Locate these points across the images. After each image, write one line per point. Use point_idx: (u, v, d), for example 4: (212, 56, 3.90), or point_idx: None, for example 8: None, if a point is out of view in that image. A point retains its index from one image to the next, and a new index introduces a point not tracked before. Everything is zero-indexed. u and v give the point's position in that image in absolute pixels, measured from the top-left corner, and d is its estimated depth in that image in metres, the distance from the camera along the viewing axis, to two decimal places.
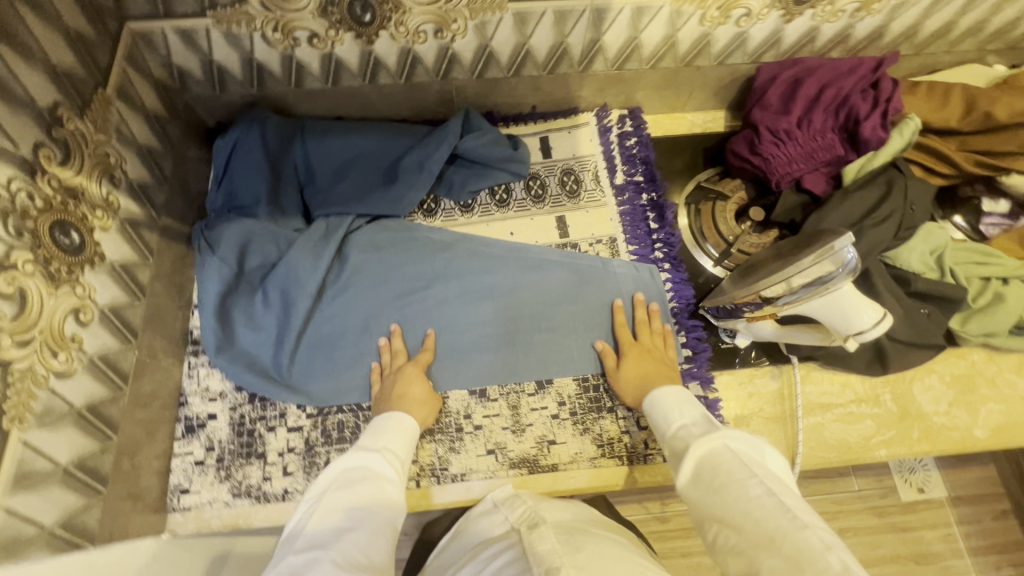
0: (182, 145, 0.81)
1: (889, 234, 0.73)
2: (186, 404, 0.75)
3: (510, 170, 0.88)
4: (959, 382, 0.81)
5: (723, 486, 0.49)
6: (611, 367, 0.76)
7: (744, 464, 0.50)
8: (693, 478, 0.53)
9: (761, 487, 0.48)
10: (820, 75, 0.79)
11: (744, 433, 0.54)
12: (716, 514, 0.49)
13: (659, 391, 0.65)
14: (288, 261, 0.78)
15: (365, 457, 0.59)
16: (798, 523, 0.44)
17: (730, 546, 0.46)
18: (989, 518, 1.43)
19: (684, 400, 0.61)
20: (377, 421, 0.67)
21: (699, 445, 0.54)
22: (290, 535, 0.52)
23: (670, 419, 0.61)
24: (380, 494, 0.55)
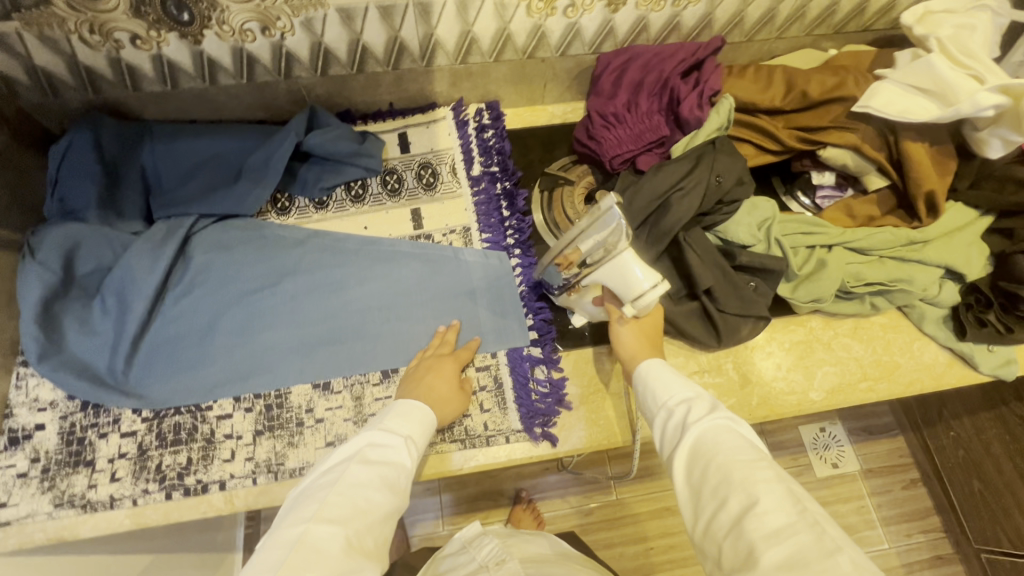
0: (13, 152, 0.80)
1: (695, 205, 0.76)
2: (11, 415, 0.73)
3: (362, 165, 0.89)
4: (797, 347, 0.84)
5: (726, 466, 0.51)
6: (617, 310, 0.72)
7: (748, 449, 0.53)
8: (691, 451, 0.55)
9: (771, 473, 0.50)
10: (644, 60, 0.82)
11: (744, 423, 0.57)
12: (712, 485, 0.51)
13: (654, 362, 0.67)
14: (122, 264, 0.77)
15: (391, 440, 0.61)
16: (800, 513, 0.46)
17: (727, 533, 0.48)
18: (899, 488, 1.47)
19: (679, 376, 0.64)
20: (397, 403, 0.68)
21: (703, 426, 0.56)
22: (297, 506, 0.53)
23: (664, 395, 0.63)
24: (396, 481, 0.57)
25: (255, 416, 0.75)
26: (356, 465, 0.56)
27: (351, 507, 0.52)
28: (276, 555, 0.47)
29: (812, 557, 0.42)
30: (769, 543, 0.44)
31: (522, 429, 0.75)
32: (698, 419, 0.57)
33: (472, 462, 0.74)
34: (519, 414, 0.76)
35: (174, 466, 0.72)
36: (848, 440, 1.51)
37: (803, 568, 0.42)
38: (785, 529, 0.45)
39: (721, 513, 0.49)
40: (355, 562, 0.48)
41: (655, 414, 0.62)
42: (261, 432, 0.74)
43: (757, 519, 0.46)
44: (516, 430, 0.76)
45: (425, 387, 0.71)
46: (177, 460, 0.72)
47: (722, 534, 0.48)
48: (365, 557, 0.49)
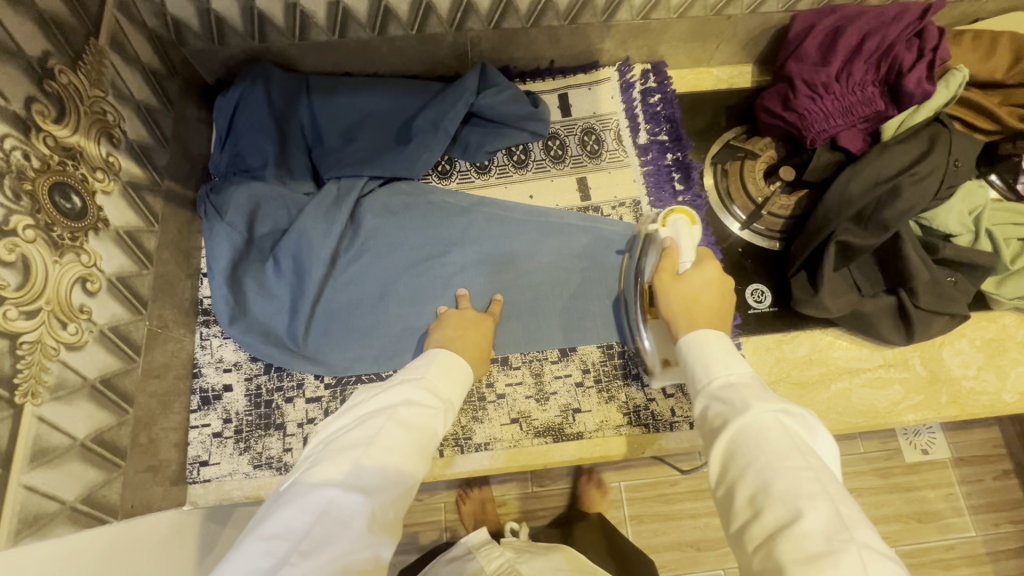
0: (180, 103, 0.76)
1: (930, 193, 0.68)
2: (200, 375, 0.73)
3: (529, 130, 0.84)
4: (989, 345, 0.79)
5: (767, 471, 0.44)
6: (663, 272, 0.67)
7: (796, 452, 0.44)
8: (729, 444, 0.47)
9: (816, 486, 0.42)
10: (863, 23, 0.73)
11: (799, 412, 0.48)
12: (748, 489, 0.44)
13: (704, 336, 0.57)
14: (298, 227, 0.75)
15: (431, 399, 0.57)
16: (845, 540, 0.39)
17: (757, 547, 0.42)
18: (990, 478, 1.39)
19: (730, 355, 0.54)
20: (439, 354, 0.64)
21: (755, 417, 0.47)
22: (322, 459, 0.49)
23: (713, 370, 0.53)
24: (428, 449, 0.53)
25: None
26: (392, 429, 0.51)
27: (382, 476, 0.48)
28: (295, 522, 0.44)
29: None
30: (810, 567, 0.38)
31: None
32: (746, 405, 0.48)
33: (657, 446, 0.72)
34: None
35: None
36: (941, 427, 1.41)
37: None
38: (826, 555, 0.38)
39: (754, 523, 0.43)
40: (375, 536, 0.45)
41: (698, 394, 0.53)
42: None
43: (794, 537, 0.40)
44: None
45: (465, 343, 0.69)
46: None
47: (752, 544, 0.42)
48: (386, 533, 0.47)
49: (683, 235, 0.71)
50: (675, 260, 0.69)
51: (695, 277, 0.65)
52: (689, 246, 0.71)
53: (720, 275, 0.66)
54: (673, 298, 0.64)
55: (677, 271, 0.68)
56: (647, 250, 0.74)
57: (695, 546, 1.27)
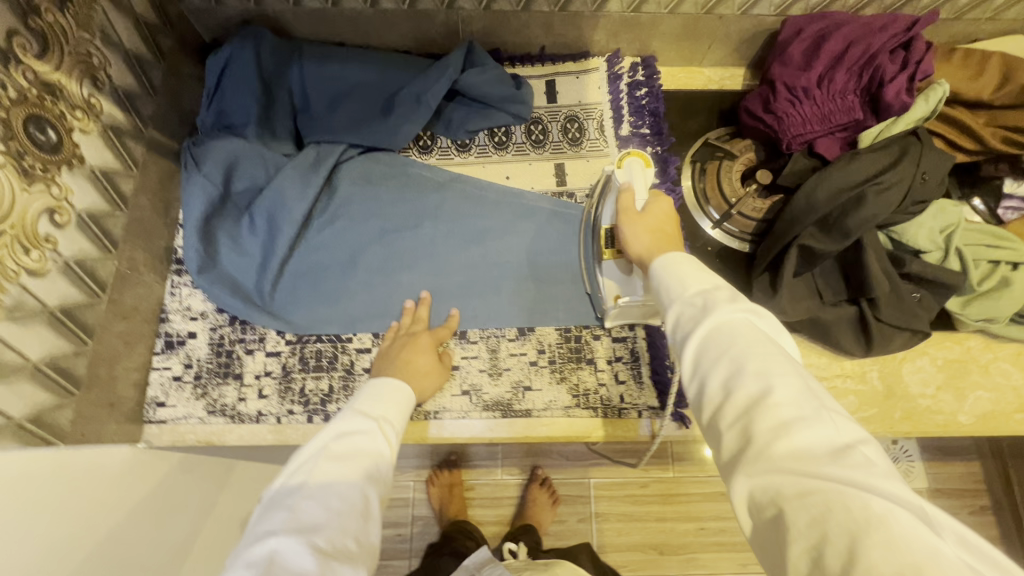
0: (174, 57, 0.78)
1: (894, 202, 0.68)
2: (166, 320, 0.75)
3: (511, 112, 0.85)
4: (950, 366, 0.78)
5: (743, 357, 0.42)
6: (625, 213, 0.67)
7: (767, 342, 0.43)
8: (703, 339, 0.45)
9: (788, 365, 0.41)
10: (848, 30, 0.74)
11: (767, 315, 0.46)
12: (720, 376, 0.42)
13: (671, 260, 0.54)
14: (274, 186, 0.77)
15: (368, 425, 0.56)
16: (817, 409, 0.38)
17: (730, 421, 0.40)
18: (966, 513, 1.33)
19: (699, 269, 0.52)
20: (375, 383, 0.63)
21: (727, 313, 0.45)
22: (263, 517, 0.47)
23: (682, 284, 0.51)
24: (374, 470, 0.52)
25: None
26: (325, 463, 0.50)
27: (325, 510, 0.46)
28: None
29: (824, 453, 0.36)
30: (790, 432, 0.37)
31: (657, 408, 0.73)
32: (718, 304, 0.46)
33: (602, 430, 0.73)
34: (656, 392, 0.74)
35: (315, 391, 0.73)
36: (920, 455, 1.35)
37: (817, 463, 0.35)
38: (800, 421, 0.37)
39: (729, 407, 0.41)
40: (331, 568, 0.43)
41: (669, 307, 0.50)
42: None
43: (769, 411, 0.38)
44: (651, 407, 0.74)
45: (402, 364, 0.69)
46: (319, 386, 0.73)
47: (727, 425, 0.40)
48: (347, 563, 0.44)
49: (635, 176, 0.72)
50: (630, 199, 0.69)
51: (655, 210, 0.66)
52: (642, 187, 0.72)
53: (674, 211, 0.67)
54: (643, 229, 0.64)
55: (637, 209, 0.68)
56: (605, 194, 0.75)
57: (657, 548, 1.27)
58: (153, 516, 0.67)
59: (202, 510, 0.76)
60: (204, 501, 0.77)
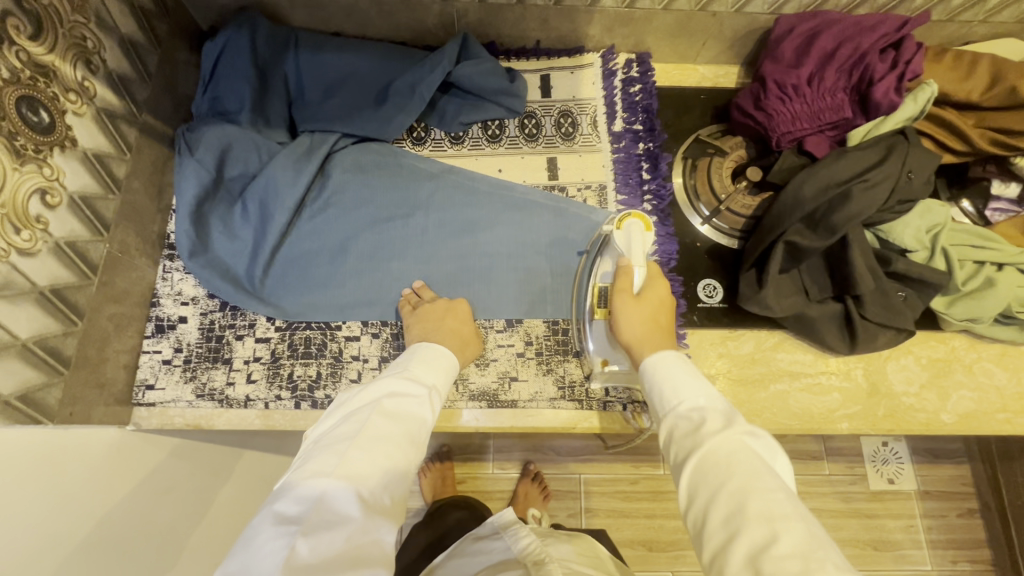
0: (169, 43, 0.79)
1: (880, 199, 0.69)
2: (157, 304, 0.75)
3: (504, 105, 0.86)
4: (934, 365, 0.79)
5: (743, 491, 0.46)
6: (623, 294, 0.68)
7: (765, 471, 0.47)
8: (701, 468, 0.49)
9: (788, 504, 0.45)
10: (839, 30, 0.74)
11: (762, 435, 0.51)
12: (720, 511, 0.46)
13: (660, 359, 0.61)
14: (266, 173, 0.77)
15: (417, 391, 0.60)
16: (818, 556, 0.41)
17: (733, 570, 0.43)
18: (954, 516, 1.34)
19: (692, 375, 0.58)
20: (425, 347, 0.67)
21: (724, 439, 0.50)
22: (315, 454, 0.51)
23: (679, 393, 0.57)
24: (416, 435, 0.56)
25: (382, 342, 0.76)
26: (378, 419, 0.54)
27: (374, 465, 0.51)
28: (293, 510, 0.46)
29: None
30: None
31: (642, 400, 0.74)
32: (714, 429, 0.51)
33: (587, 422, 0.73)
34: (642, 385, 0.75)
35: (304, 377, 0.74)
36: (909, 457, 1.36)
37: None
38: (803, 572, 0.40)
39: (730, 547, 0.44)
40: (371, 517, 0.48)
41: (664, 417, 0.56)
42: (387, 359, 0.75)
43: (768, 560, 0.41)
44: (636, 400, 0.74)
45: (444, 332, 0.70)
46: (307, 372, 0.74)
47: (731, 570, 0.43)
48: (384, 516, 0.49)
49: (634, 242, 0.70)
50: (629, 279, 0.70)
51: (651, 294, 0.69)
52: (639, 256, 0.71)
53: (669, 297, 0.70)
54: (637, 317, 0.67)
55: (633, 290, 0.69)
56: (602, 252, 0.75)
57: (646, 544, 1.28)
58: (144, 502, 0.69)
59: (198, 501, 0.78)
60: (195, 493, 0.77)
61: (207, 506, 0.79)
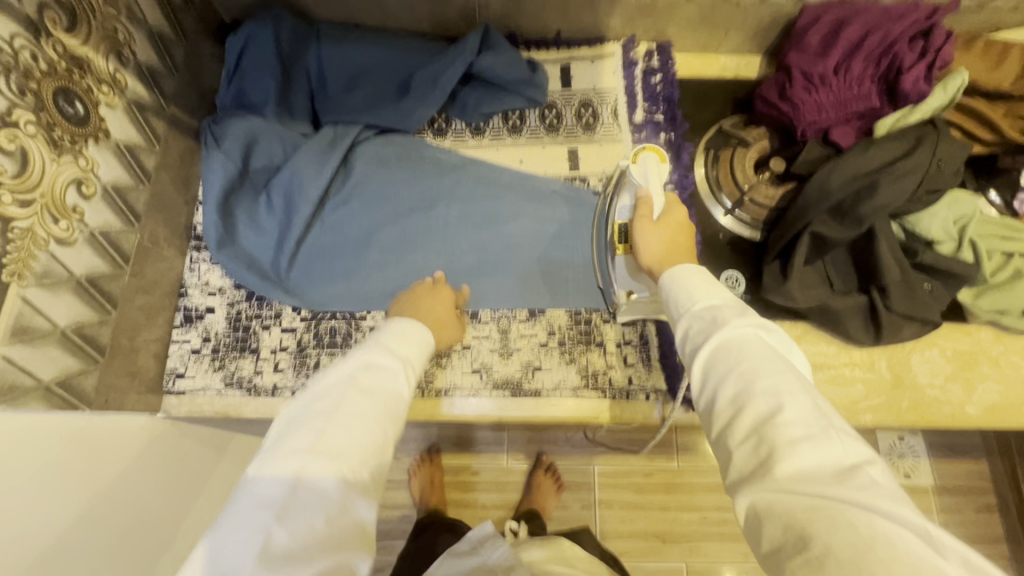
0: (194, 36, 0.79)
1: (910, 190, 0.68)
2: (185, 295, 0.77)
3: (525, 96, 0.86)
4: (960, 357, 0.78)
5: (751, 372, 0.43)
6: (641, 215, 0.68)
7: (775, 357, 0.44)
8: (710, 357, 0.46)
9: (796, 382, 0.42)
10: (867, 17, 0.73)
11: (777, 329, 0.48)
12: (730, 391, 0.44)
13: (682, 270, 0.57)
14: (291, 164, 0.78)
15: (391, 363, 0.56)
16: (824, 426, 0.39)
17: (739, 438, 0.41)
18: (971, 510, 1.32)
19: (712, 282, 0.54)
20: (394, 322, 0.63)
21: (736, 332, 0.47)
22: (287, 434, 0.48)
23: (694, 296, 0.53)
24: (396, 407, 0.53)
25: None
26: (353, 396, 0.51)
27: (351, 442, 0.48)
28: (268, 500, 0.43)
29: (831, 476, 0.37)
30: (796, 447, 0.38)
31: (665, 391, 0.74)
32: (725, 321, 0.48)
33: (610, 412, 0.74)
34: (664, 376, 0.75)
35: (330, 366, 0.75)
36: (925, 452, 1.35)
37: (823, 482, 0.36)
38: (807, 437, 0.38)
39: (736, 422, 0.42)
40: (350, 497, 0.45)
41: (679, 321, 0.52)
42: None
43: (775, 426, 0.40)
44: (658, 390, 0.75)
45: (421, 312, 0.70)
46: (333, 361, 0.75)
47: (736, 441, 0.41)
48: (365, 494, 0.46)
49: (649, 174, 0.70)
50: (648, 203, 0.69)
51: (670, 219, 0.68)
52: (655, 185, 0.70)
53: (689, 221, 0.68)
54: (656, 239, 0.66)
55: (653, 216, 0.68)
56: (621, 188, 0.75)
57: (660, 536, 1.28)
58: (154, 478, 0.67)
59: (201, 480, 0.76)
60: (201, 469, 0.77)
61: (208, 484, 0.78)
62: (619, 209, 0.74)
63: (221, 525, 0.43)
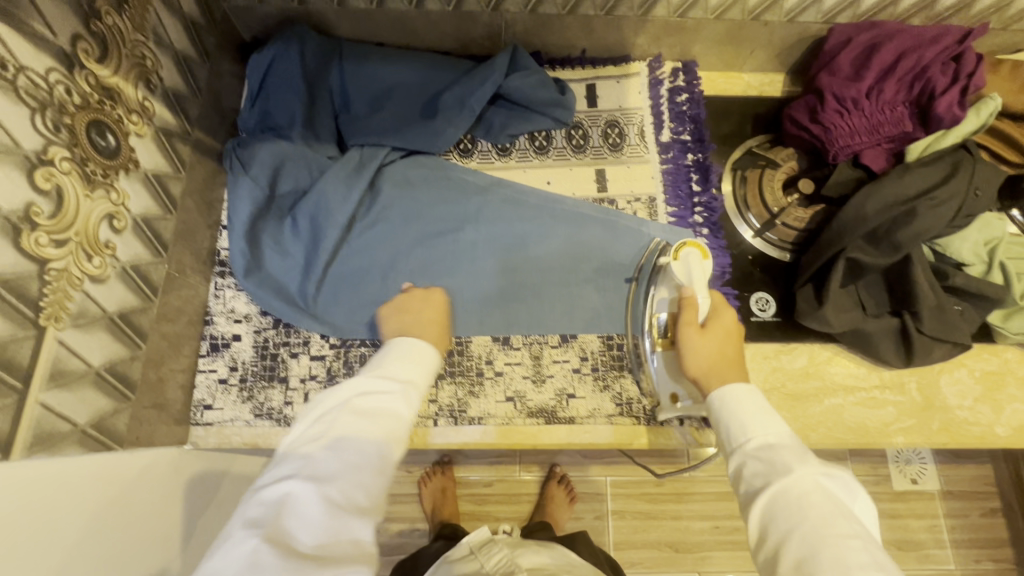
0: (216, 56, 0.77)
1: (947, 218, 0.68)
2: (211, 323, 0.75)
3: (552, 116, 0.85)
4: (987, 378, 0.79)
5: (816, 536, 0.44)
6: (687, 322, 0.67)
7: (843, 516, 0.45)
8: (770, 503, 0.47)
9: (864, 552, 0.43)
10: (900, 42, 0.73)
11: (839, 474, 0.49)
12: (794, 552, 0.44)
13: (730, 390, 0.57)
14: (318, 189, 0.76)
15: (390, 385, 0.55)
16: None
17: None
18: (977, 515, 1.34)
19: (767, 412, 0.55)
20: (400, 341, 0.61)
21: (801, 478, 0.48)
22: (282, 457, 0.49)
23: (747, 428, 0.54)
24: (394, 430, 0.52)
25: None
26: (344, 419, 0.51)
27: (341, 466, 0.48)
28: (255, 519, 0.45)
29: None
30: None
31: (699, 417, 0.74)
32: (789, 468, 0.49)
33: (645, 440, 0.74)
34: None
35: None
36: (933, 458, 1.36)
37: None
38: None
39: None
40: (338, 521, 0.46)
41: (733, 451, 0.53)
42: (442, 376, 0.76)
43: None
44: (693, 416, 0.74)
45: (421, 325, 0.69)
46: None
47: None
48: (358, 516, 0.47)
49: (693, 272, 0.69)
50: (694, 309, 0.68)
51: (717, 329, 0.67)
52: (700, 285, 0.69)
53: (736, 326, 0.68)
54: (704, 352, 0.65)
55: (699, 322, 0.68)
56: (657, 281, 0.75)
57: (673, 546, 1.28)
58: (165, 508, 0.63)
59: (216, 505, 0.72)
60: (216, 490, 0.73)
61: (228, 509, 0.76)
62: (658, 304, 0.73)
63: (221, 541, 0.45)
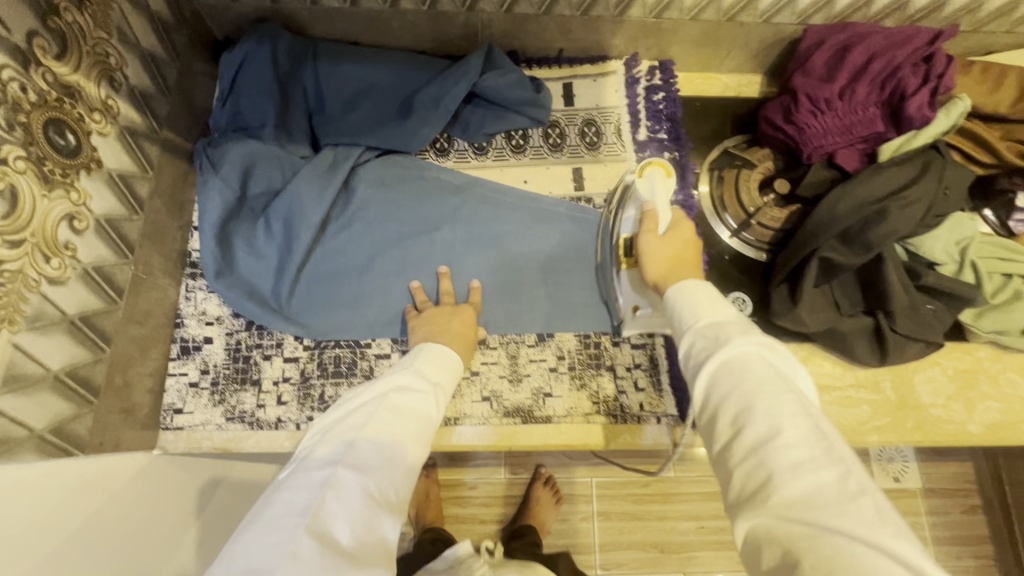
0: (187, 54, 0.76)
1: (917, 218, 0.69)
2: (181, 325, 0.74)
3: (529, 115, 0.84)
4: (961, 376, 0.79)
5: (754, 392, 0.42)
6: (648, 226, 0.67)
7: (780, 380, 0.43)
8: (712, 373, 0.46)
9: (799, 407, 0.41)
10: (871, 43, 0.74)
11: (783, 350, 0.46)
12: (732, 410, 0.43)
13: (686, 286, 0.56)
14: (290, 189, 0.75)
15: (424, 387, 0.59)
16: (826, 457, 0.38)
17: (741, 457, 0.41)
18: (957, 512, 1.35)
19: (716, 299, 0.52)
20: (430, 347, 0.66)
21: (742, 348, 0.46)
22: (322, 446, 0.50)
23: (698, 314, 0.52)
24: (424, 432, 0.55)
25: None
26: (384, 413, 0.53)
27: (380, 458, 0.50)
28: (300, 503, 0.45)
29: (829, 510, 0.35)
30: (790, 479, 0.37)
31: (676, 416, 0.74)
32: (730, 339, 0.47)
33: (622, 439, 0.73)
34: (676, 400, 0.74)
35: (335, 397, 0.73)
36: (914, 456, 1.37)
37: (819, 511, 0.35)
38: (803, 467, 0.38)
39: (738, 440, 0.41)
40: (374, 514, 0.46)
41: (683, 339, 0.51)
42: None
43: (776, 450, 0.39)
44: (669, 415, 0.74)
45: (450, 334, 0.70)
46: (339, 392, 0.73)
47: (736, 462, 0.41)
48: (390, 513, 0.48)
49: (657, 190, 0.70)
50: (654, 219, 0.68)
51: (677, 235, 0.67)
52: (662, 202, 0.69)
53: (696, 238, 0.67)
54: (662, 252, 0.65)
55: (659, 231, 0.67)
56: (624, 203, 0.75)
57: (658, 546, 1.28)
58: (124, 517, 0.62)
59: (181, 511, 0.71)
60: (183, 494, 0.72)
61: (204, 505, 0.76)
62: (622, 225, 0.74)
63: (255, 525, 0.44)
